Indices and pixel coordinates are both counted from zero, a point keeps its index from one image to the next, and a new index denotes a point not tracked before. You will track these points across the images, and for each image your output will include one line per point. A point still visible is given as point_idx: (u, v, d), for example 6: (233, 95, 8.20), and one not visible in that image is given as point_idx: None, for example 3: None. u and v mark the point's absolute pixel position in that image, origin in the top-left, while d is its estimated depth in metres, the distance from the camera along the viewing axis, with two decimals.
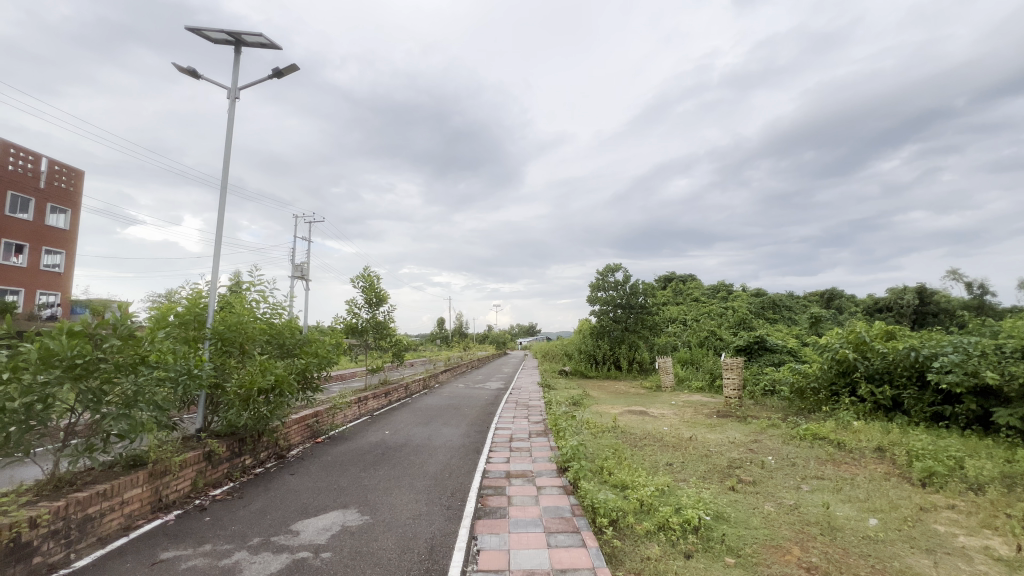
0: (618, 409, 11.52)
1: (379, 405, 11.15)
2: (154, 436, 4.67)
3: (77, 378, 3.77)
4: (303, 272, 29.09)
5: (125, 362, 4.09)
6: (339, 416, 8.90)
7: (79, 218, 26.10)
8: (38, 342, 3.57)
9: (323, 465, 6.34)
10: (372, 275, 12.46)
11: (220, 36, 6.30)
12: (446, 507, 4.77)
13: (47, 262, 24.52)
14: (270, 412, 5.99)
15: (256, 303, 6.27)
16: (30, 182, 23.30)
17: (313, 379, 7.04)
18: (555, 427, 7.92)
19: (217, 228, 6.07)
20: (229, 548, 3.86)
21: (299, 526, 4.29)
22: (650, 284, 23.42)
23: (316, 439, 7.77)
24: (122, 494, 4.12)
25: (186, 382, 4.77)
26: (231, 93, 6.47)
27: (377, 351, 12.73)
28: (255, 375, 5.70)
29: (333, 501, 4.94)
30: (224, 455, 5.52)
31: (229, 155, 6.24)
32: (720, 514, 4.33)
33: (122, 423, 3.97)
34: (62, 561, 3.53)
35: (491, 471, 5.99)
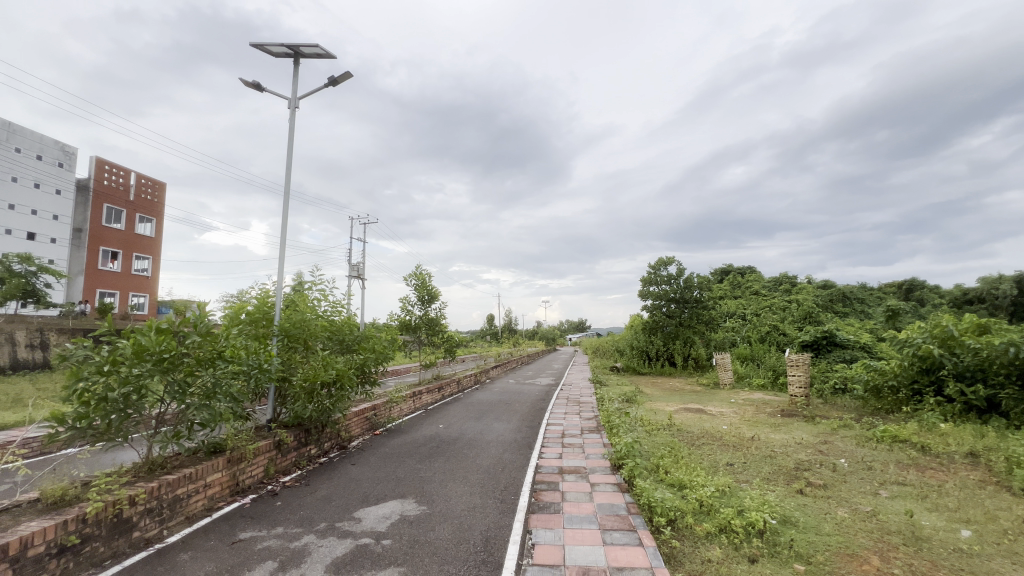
0: (673, 406, 11.14)
1: (432, 399, 11.48)
2: (231, 426, 5.06)
3: (165, 371, 4.14)
4: (359, 271, 30.38)
5: (205, 357, 4.45)
6: (396, 410, 9.23)
7: (162, 226, 28.29)
8: (132, 338, 3.96)
9: (382, 456, 6.60)
10: (424, 273, 12.81)
11: (281, 49, 6.68)
12: (501, 500, 4.83)
13: (137, 267, 27.01)
14: (333, 405, 6.30)
15: (318, 302, 6.59)
16: (121, 195, 25.94)
17: (371, 373, 7.33)
18: (608, 423, 7.79)
19: (282, 232, 6.46)
20: (299, 531, 4.11)
21: (361, 514, 4.49)
22: (706, 277, 22.55)
23: (375, 431, 8.11)
24: (204, 478, 4.48)
25: (257, 375, 5.12)
26: (291, 103, 6.85)
27: (430, 347, 13.09)
28: (318, 369, 6.01)
29: (391, 491, 5.14)
30: (292, 445, 5.88)
31: (291, 161, 6.61)
32: (787, 518, 4.11)
33: (204, 412, 4.32)
34: (156, 536, 3.90)
35: (543, 466, 6.00)
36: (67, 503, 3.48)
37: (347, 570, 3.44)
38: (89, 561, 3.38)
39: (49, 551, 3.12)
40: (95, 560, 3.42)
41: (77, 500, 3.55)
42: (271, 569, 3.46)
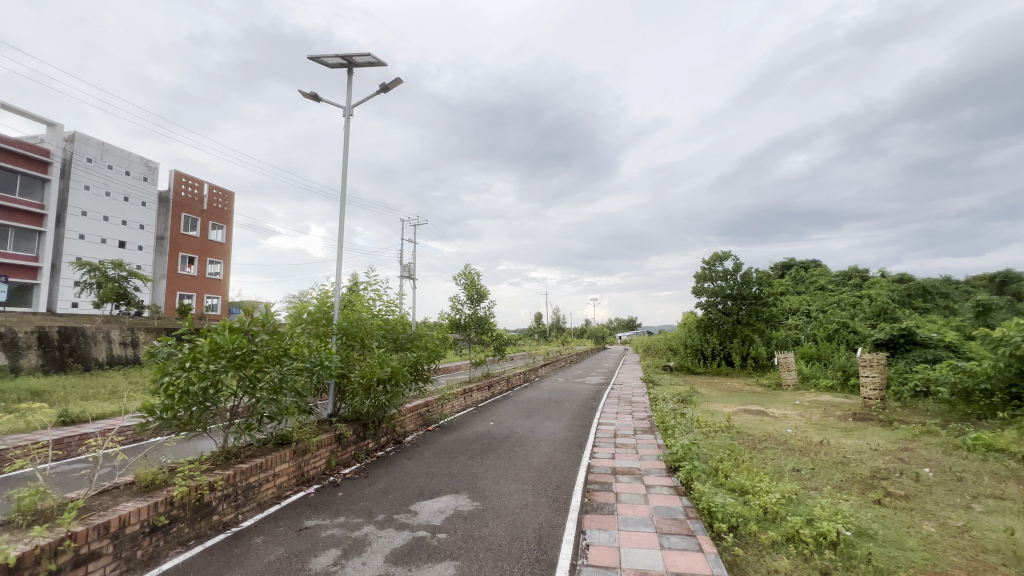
0: (731, 408, 10.65)
1: (483, 397, 11.63)
2: (297, 419, 5.36)
3: (238, 367, 4.45)
4: (410, 271, 31.29)
5: (273, 354, 4.73)
6: (448, 406, 9.43)
7: (232, 232, 30.55)
8: (209, 337, 4.29)
9: (436, 451, 6.76)
10: (473, 273, 13.00)
11: (335, 60, 6.98)
12: (553, 499, 4.81)
13: (211, 270, 29.34)
14: (388, 401, 6.53)
15: (373, 301, 6.83)
16: (196, 205, 28.29)
17: (423, 370, 7.52)
18: (662, 424, 7.56)
19: (339, 236, 6.77)
20: (359, 521, 4.29)
21: (417, 507, 4.62)
22: (766, 272, 21.41)
23: (428, 427, 8.32)
24: (273, 468, 4.77)
25: (318, 371, 5.38)
26: (346, 111, 7.15)
27: (479, 346, 13.26)
28: (375, 366, 6.24)
29: (445, 485, 5.25)
30: (352, 438, 6.15)
31: (346, 167, 6.90)
32: (863, 530, 3.82)
33: (272, 406, 4.61)
34: (233, 520, 4.21)
35: (595, 466, 5.92)
36: (156, 487, 3.82)
37: (405, 560, 3.55)
38: (175, 540, 3.69)
39: (142, 530, 3.43)
40: (180, 540, 3.73)
41: (165, 484, 3.89)
42: (334, 556, 3.64)
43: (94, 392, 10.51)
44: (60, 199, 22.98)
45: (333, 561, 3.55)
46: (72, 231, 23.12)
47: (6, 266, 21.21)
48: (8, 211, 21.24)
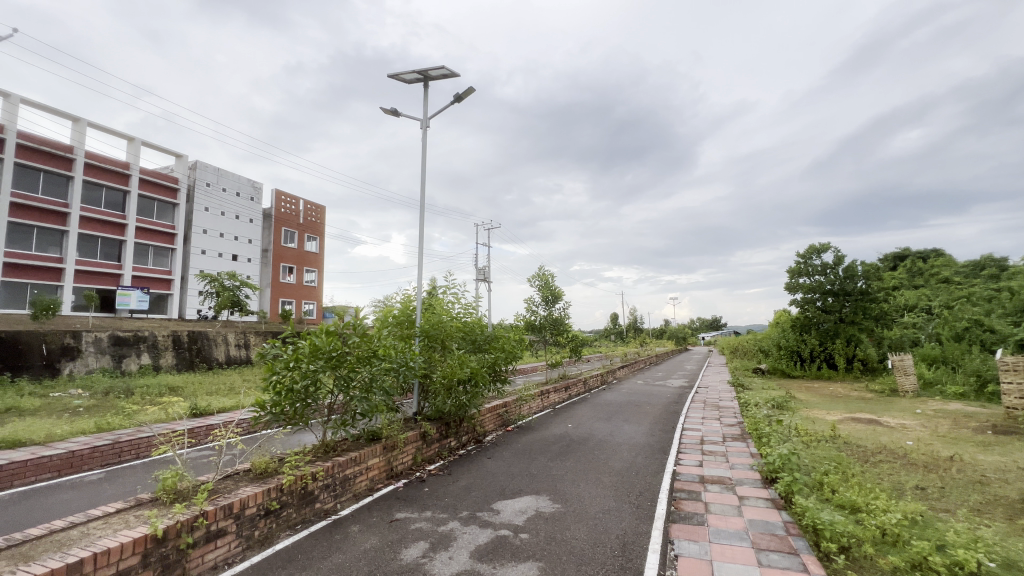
0: (836, 416, 9.64)
1: (560, 399, 11.58)
2: (386, 416, 5.69)
3: (334, 367, 4.81)
4: (485, 275, 32.05)
5: (364, 355, 5.07)
6: (526, 407, 9.51)
7: (325, 243, 33.34)
8: (309, 339, 4.71)
9: (516, 452, 6.84)
10: (547, 274, 12.99)
11: (412, 76, 7.35)
12: (636, 505, 4.65)
13: (307, 278, 32.22)
14: (469, 401, 6.73)
15: (452, 304, 7.08)
16: (294, 219, 31.28)
17: (501, 371, 7.66)
18: (755, 431, 7.03)
19: (419, 243, 7.13)
20: (445, 516, 4.46)
21: (500, 506, 4.71)
22: (875, 264, 19.17)
23: (507, 427, 8.45)
24: (366, 461, 5.10)
25: (403, 372, 5.67)
26: (423, 123, 7.49)
27: (555, 347, 13.23)
28: (455, 367, 6.46)
29: (526, 486, 5.30)
30: (435, 436, 6.40)
31: (425, 176, 7.23)
32: (1012, 562, 3.27)
33: (363, 404, 4.94)
34: (332, 508, 4.56)
35: (681, 473, 5.65)
36: (268, 474, 4.25)
37: (490, 558, 3.63)
38: (286, 523, 4.07)
39: (258, 512, 3.83)
40: (290, 523, 4.12)
41: (276, 472, 4.31)
42: (423, 549, 3.81)
43: (216, 388, 11.94)
44: (186, 220, 26.45)
45: (423, 553, 3.73)
46: (197, 247, 26.51)
47: (148, 279, 24.78)
48: (148, 232, 24.81)
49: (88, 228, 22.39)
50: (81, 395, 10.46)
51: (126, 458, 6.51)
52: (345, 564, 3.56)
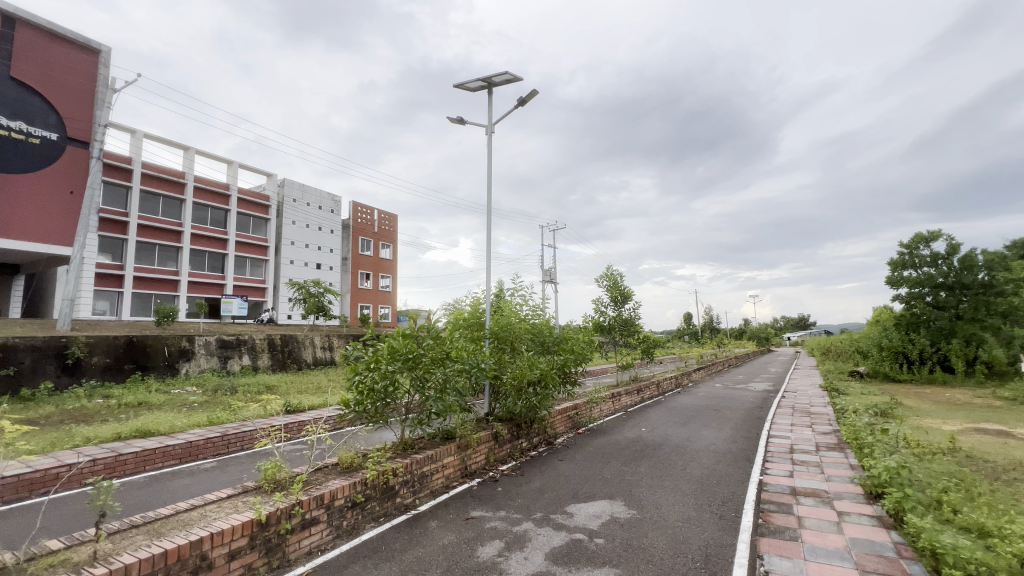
0: (954, 425, 8.49)
1: (632, 401, 11.24)
2: (459, 416, 5.86)
3: (410, 368, 5.04)
4: (551, 276, 32.01)
5: (437, 356, 5.26)
6: (597, 410, 9.35)
7: (397, 250, 35.38)
8: (387, 341, 4.98)
9: (588, 455, 6.75)
10: (615, 274, 12.71)
11: (476, 83, 7.52)
12: (719, 516, 4.40)
13: (382, 283, 34.33)
14: (539, 402, 6.74)
15: (520, 306, 7.16)
16: (369, 228, 33.53)
17: (572, 373, 7.60)
18: (856, 440, 6.38)
19: (487, 247, 7.28)
20: (519, 517, 4.49)
21: (573, 509, 4.67)
22: (1000, 253, 16.74)
23: (578, 430, 8.35)
24: (442, 459, 5.28)
25: (476, 373, 5.80)
26: (488, 129, 7.65)
27: (625, 348, 12.90)
28: (525, 368, 6.50)
29: (599, 490, 5.22)
30: (507, 437, 6.48)
31: (491, 181, 7.38)
32: None
33: (438, 404, 5.12)
34: (411, 503, 4.77)
35: (768, 483, 5.27)
36: (354, 469, 4.54)
37: (566, 561, 3.61)
38: (370, 515, 4.32)
39: (346, 504, 4.09)
40: (374, 516, 4.37)
41: (360, 467, 4.60)
42: (499, 547, 3.87)
43: (305, 387, 12.94)
44: (277, 233, 29.00)
45: (498, 552, 3.78)
46: (286, 257, 28.97)
47: (247, 287, 27.46)
48: (246, 245, 27.49)
49: (197, 244, 25.23)
50: (195, 392, 11.78)
51: (233, 449, 7.23)
52: (425, 558, 3.70)
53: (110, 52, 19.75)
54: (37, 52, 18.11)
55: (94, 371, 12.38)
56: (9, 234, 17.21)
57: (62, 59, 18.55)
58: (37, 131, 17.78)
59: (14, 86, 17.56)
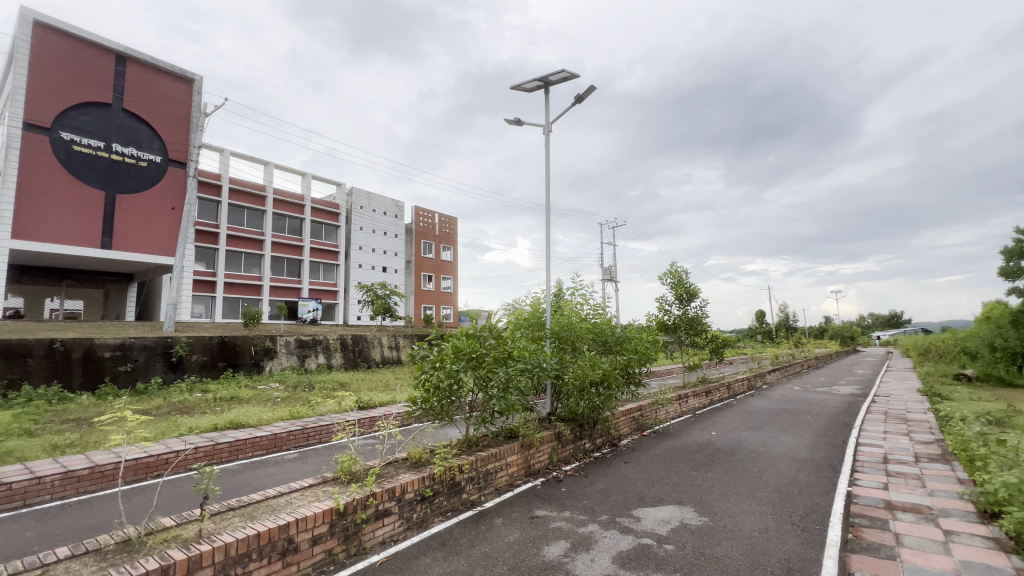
0: None
1: (700, 404, 10.75)
2: (522, 415, 5.91)
3: (474, 367, 5.14)
4: (611, 274, 31.40)
5: (500, 356, 5.33)
6: (663, 412, 9.05)
7: (457, 252, 36.47)
8: (451, 341, 5.12)
9: (654, 458, 6.54)
10: (680, 270, 12.22)
11: (533, 83, 7.55)
12: (801, 528, 4.10)
13: (443, 285, 35.47)
14: (602, 403, 6.63)
15: (581, 305, 7.10)
16: (430, 232, 34.84)
17: (635, 374, 7.41)
18: (964, 452, 5.69)
19: (546, 247, 7.30)
20: (584, 518, 4.45)
21: (640, 513, 4.55)
22: None
23: (643, 432, 8.12)
24: (506, 458, 5.34)
25: (538, 372, 5.82)
26: (545, 129, 7.65)
27: (692, 348, 12.38)
28: (587, 368, 6.42)
29: (667, 494, 5.04)
30: (570, 437, 6.44)
31: (549, 180, 7.40)
32: None
33: (501, 403, 5.20)
34: (477, 500, 4.88)
35: (859, 496, 4.83)
36: (422, 464, 4.72)
37: (633, 566, 3.52)
38: (438, 509, 4.47)
39: (416, 497, 4.25)
40: (442, 510, 4.51)
41: (428, 462, 4.77)
42: (564, 548, 3.85)
43: (375, 385, 13.62)
44: (347, 239, 30.75)
45: (564, 553, 3.77)
46: (355, 262, 30.65)
47: (321, 291, 29.33)
48: (319, 251, 29.37)
49: (277, 251, 27.31)
50: (278, 388, 12.77)
51: (312, 441, 7.76)
52: (492, 554, 3.76)
53: (202, 80, 21.97)
54: (144, 84, 20.28)
55: (193, 368, 13.78)
56: (125, 247, 19.53)
57: (164, 89, 20.84)
58: (146, 155, 20.14)
59: (127, 117, 19.79)
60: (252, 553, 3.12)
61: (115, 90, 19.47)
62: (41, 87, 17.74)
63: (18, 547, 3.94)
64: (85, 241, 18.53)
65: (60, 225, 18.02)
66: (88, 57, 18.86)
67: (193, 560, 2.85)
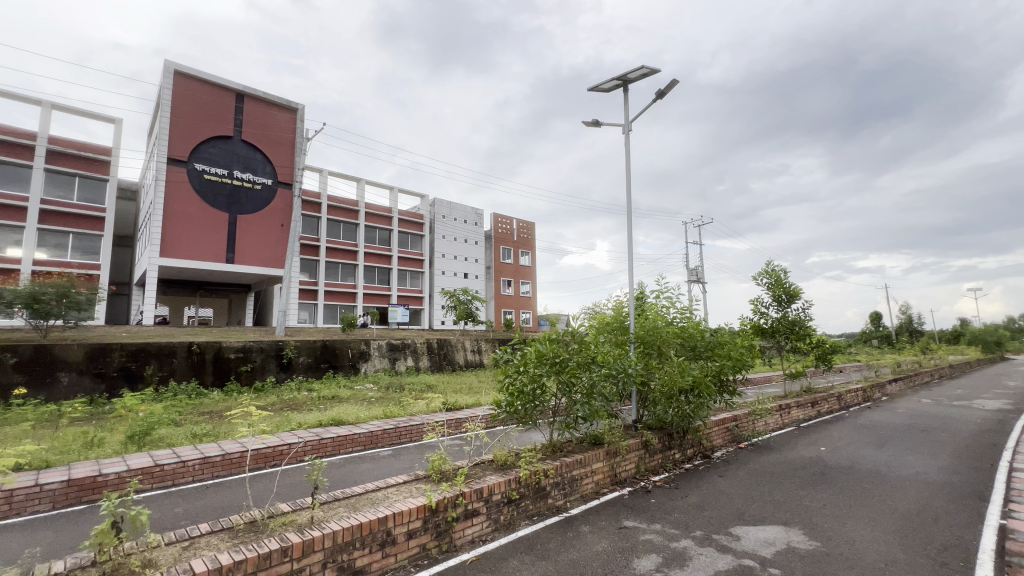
0: None
1: (805, 416, 9.76)
2: (607, 422, 5.78)
3: (557, 371, 5.13)
4: (698, 275, 29.76)
5: (583, 361, 5.26)
6: (762, 423, 8.34)
7: (535, 256, 36.87)
8: (534, 346, 5.15)
9: (753, 473, 6.05)
10: (778, 270, 11.24)
11: (611, 83, 7.41)
12: (939, 563, 3.57)
13: (522, 289, 35.99)
14: (693, 411, 6.25)
15: (666, 309, 6.79)
16: (509, 238, 35.59)
17: (729, 382, 6.92)
18: None
19: (628, 248, 7.10)
20: (677, 533, 4.24)
21: (739, 531, 4.24)
22: None
23: (739, 444, 7.55)
24: (591, 465, 5.25)
25: (623, 378, 5.67)
26: (625, 128, 7.46)
27: (794, 354, 11.32)
28: (675, 374, 6.10)
29: (771, 513, 4.64)
30: (658, 446, 6.17)
31: (629, 180, 7.22)
32: None
33: (584, 409, 5.13)
34: (563, 506, 4.84)
35: (1015, 530, 4.09)
36: (508, 467, 4.79)
37: None
38: (524, 513, 4.51)
39: (503, 499, 4.33)
40: (528, 513, 4.54)
41: (514, 465, 4.84)
42: (656, 562, 3.69)
43: (460, 387, 14.12)
44: (431, 248, 32.30)
45: (656, 567, 3.61)
46: (439, 269, 32.09)
47: (408, 297, 31.04)
48: (406, 260, 31.12)
49: (369, 261, 29.40)
50: (373, 389, 13.71)
51: (404, 440, 8.21)
52: (580, 562, 3.72)
53: (304, 109, 24.49)
54: (258, 116, 22.99)
55: (301, 369, 15.26)
56: (244, 261, 22.19)
57: (273, 120, 23.50)
58: (259, 179, 22.94)
59: (245, 146, 22.54)
60: (355, 542, 3.37)
61: (235, 124, 22.25)
62: (180, 127, 20.76)
63: (171, 520, 4.61)
64: (214, 257, 21.32)
65: (195, 244, 20.91)
66: (214, 97, 21.78)
67: (306, 543, 3.14)
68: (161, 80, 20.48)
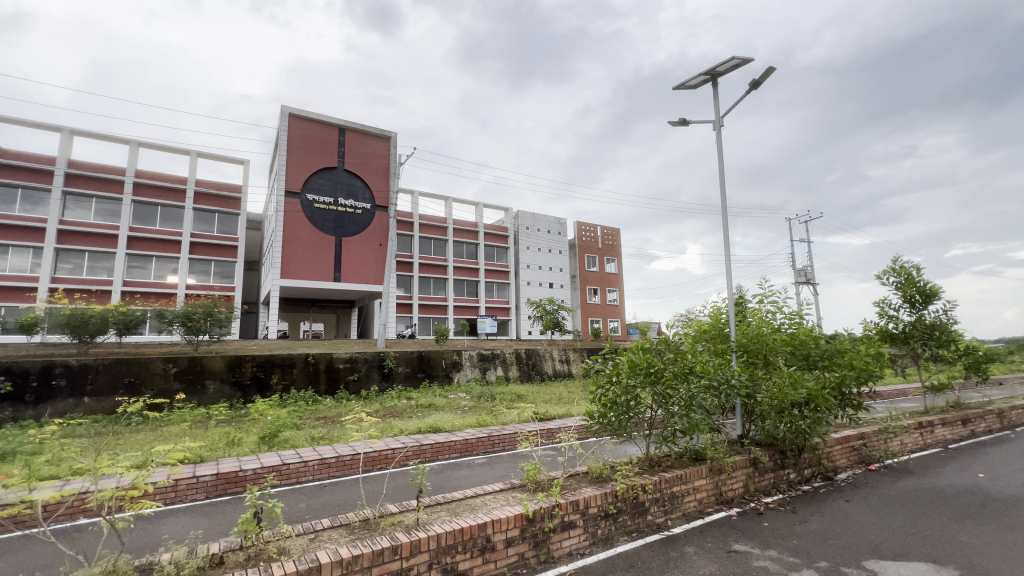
0: None
1: (954, 435, 8.35)
2: (709, 436, 5.44)
3: (652, 382, 4.95)
4: (807, 275, 26.94)
5: (680, 371, 5.00)
6: (897, 443, 7.27)
7: (621, 263, 36.00)
8: (626, 355, 5.01)
9: (888, 500, 5.29)
10: (908, 266, 9.81)
11: (698, 79, 7.09)
12: None
13: (609, 297, 35.25)
14: (810, 427, 5.63)
15: (772, 315, 6.26)
16: (593, 245, 35.20)
17: (852, 395, 6.16)
18: None
19: (725, 250, 6.66)
20: (797, 562, 3.84)
21: (875, 566, 3.73)
22: None
23: (869, 466, 6.68)
24: (693, 481, 4.95)
25: (725, 389, 5.30)
26: (716, 124, 7.06)
27: (935, 364, 9.77)
28: (787, 387, 5.55)
29: (915, 548, 4.03)
30: (769, 465, 5.67)
31: (722, 178, 6.81)
32: None
33: (683, 421, 4.88)
34: (664, 524, 4.63)
35: None
36: (604, 479, 4.70)
37: None
38: (622, 528, 4.37)
39: (600, 513, 4.25)
40: (627, 529, 4.40)
41: (609, 478, 4.73)
42: None
43: (550, 397, 14.14)
44: (516, 259, 32.93)
45: None
46: (524, 279, 32.57)
47: (496, 308, 31.81)
48: (493, 272, 31.97)
49: (459, 275, 30.68)
50: (467, 398, 14.19)
51: (497, 449, 8.39)
52: None
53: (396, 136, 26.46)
54: (358, 147, 25.31)
55: (400, 378, 16.28)
56: (350, 280, 24.34)
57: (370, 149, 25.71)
58: (360, 204, 25.15)
59: (347, 175, 24.87)
60: (458, 546, 3.51)
61: (339, 156, 24.66)
62: (295, 163, 23.47)
63: (298, 513, 5.17)
64: (324, 276, 23.67)
65: (309, 265, 23.36)
66: (322, 133, 24.36)
67: (414, 543, 3.34)
68: (279, 123, 23.33)
